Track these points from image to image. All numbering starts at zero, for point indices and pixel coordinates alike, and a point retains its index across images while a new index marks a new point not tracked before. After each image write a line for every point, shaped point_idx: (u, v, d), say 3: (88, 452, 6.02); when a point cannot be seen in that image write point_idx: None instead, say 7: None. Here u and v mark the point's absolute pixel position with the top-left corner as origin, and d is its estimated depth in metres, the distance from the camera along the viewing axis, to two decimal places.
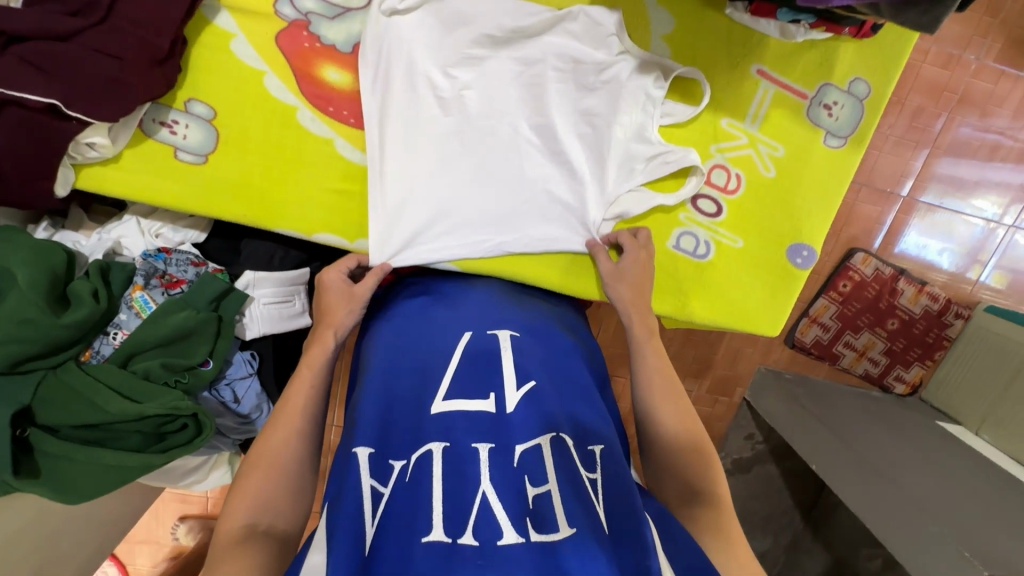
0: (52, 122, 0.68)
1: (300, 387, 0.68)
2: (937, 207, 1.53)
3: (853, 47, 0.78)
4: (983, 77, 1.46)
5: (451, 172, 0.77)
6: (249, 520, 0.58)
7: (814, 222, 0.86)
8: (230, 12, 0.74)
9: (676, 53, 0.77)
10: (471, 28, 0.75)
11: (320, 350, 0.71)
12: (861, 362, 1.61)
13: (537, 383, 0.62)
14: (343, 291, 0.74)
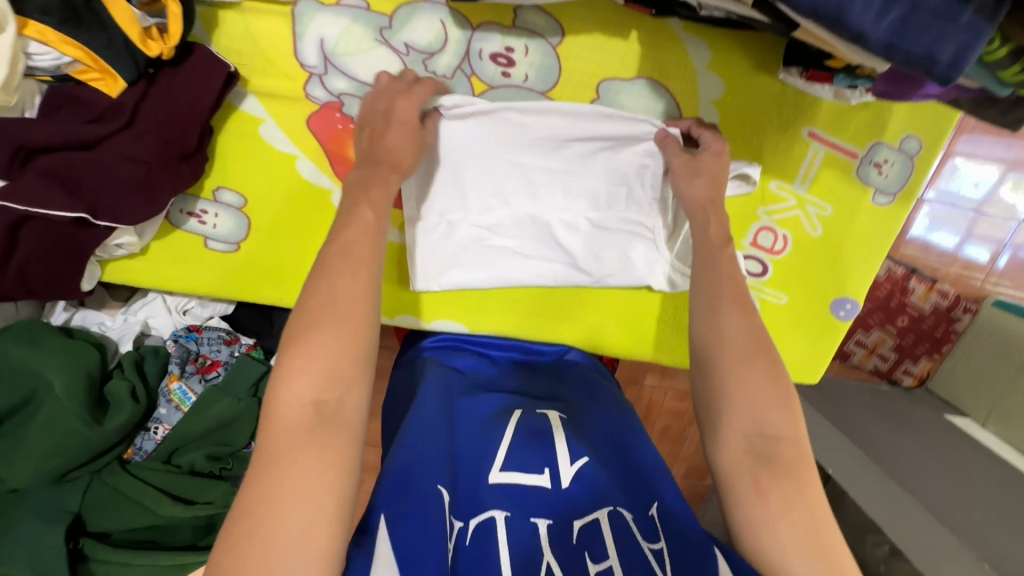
0: (78, 230, 0.64)
1: (356, 236, 0.55)
2: (953, 202, 1.50)
3: (906, 108, 0.75)
4: None
5: (492, 264, 0.79)
6: (313, 399, 0.48)
7: (858, 278, 0.85)
8: (257, 97, 0.68)
9: (726, 117, 0.74)
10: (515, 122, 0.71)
11: (383, 189, 0.59)
12: (870, 357, 1.63)
13: (589, 458, 0.67)
14: (409, 139, 0.63)
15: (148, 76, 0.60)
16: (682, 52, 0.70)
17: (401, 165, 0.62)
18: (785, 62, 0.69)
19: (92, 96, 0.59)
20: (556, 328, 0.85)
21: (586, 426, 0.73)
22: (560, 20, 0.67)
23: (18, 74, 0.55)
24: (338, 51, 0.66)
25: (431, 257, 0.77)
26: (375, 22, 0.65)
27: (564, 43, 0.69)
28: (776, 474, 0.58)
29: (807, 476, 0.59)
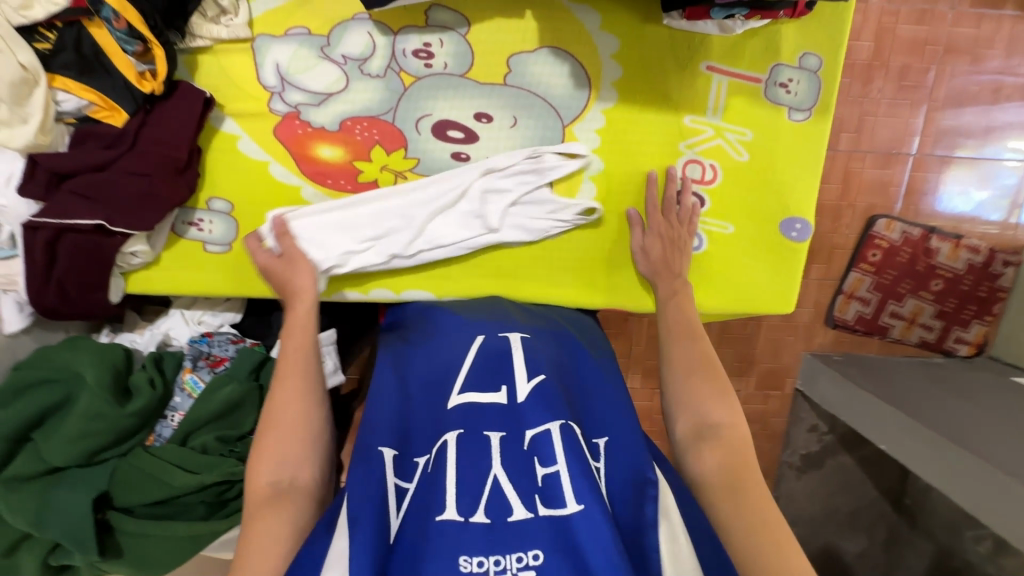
0: (100, 238, 0.79)
1: (292, 353, 0.75)
2: (952, 159, 1.40)
3: (793, 27, 0.82)
4: (963, 25, 1.33)
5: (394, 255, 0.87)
6: (271, 478, 0.68)
7: (800, 195, 0.89)
8: (233, 118, 0.84)
9: (627, 68, 0.84)
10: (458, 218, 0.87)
11: (298, 314, 0.79)
12: (913, 329, 1.50)
13: (546, 376, 0.71)
14: (282, 263, 0.81)
15: (146, 109, 0.77)
16: (573, 19, 0.82)
17: (305, 291, 0.80)
18: (664, 9, 0.78)
19: (104, 128, 0.76)
20: (518, 286, 0.92)
21: (549, 353, 0.77)
22: (463, 12, 0.81)
23: (47, 116, 0.72)
24: (292, 71, 0.82)
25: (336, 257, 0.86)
26: (316, 43, 0.81)
27: (472, 29, 0.82)
28: (713, 447, 0.73)
29: (742, 449, 0.73)
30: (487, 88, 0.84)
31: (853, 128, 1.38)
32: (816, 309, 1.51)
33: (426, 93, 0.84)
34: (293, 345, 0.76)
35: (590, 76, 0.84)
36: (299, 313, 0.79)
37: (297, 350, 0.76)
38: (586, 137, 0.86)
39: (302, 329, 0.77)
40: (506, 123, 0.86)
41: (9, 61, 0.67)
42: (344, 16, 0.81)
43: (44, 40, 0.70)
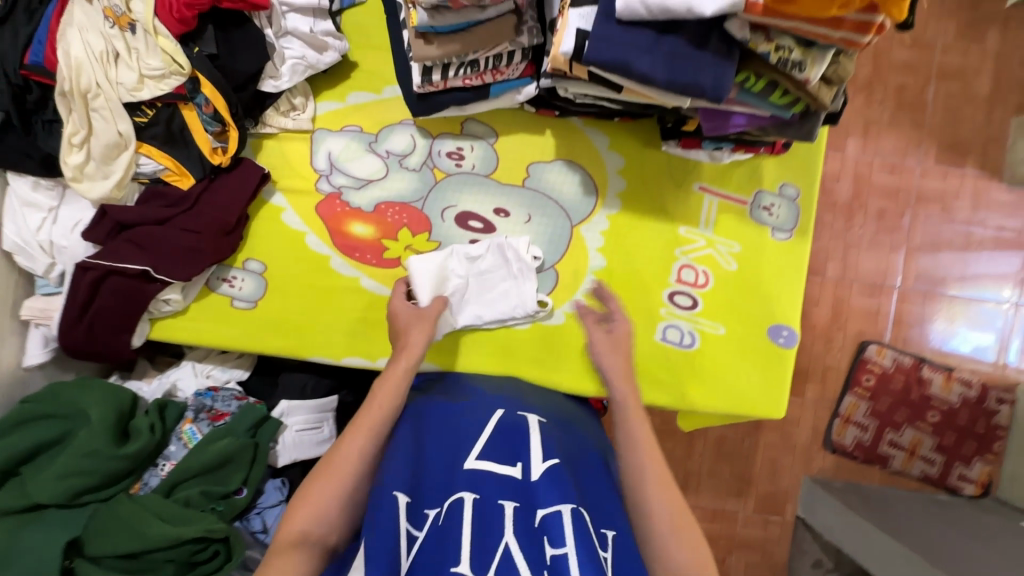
0: (141, 283, 0.86)
1: (371, 412, 0.73)
2: (935, 294, 1.50)
3: (774, 162, 0.96)
4: (931, 177, 1.50)
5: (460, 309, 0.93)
6: (303, 527, 0.64)
7: (787, 306, 0.96)
8: (282, 193, 0.95)
9: (630, 182, 0.96)
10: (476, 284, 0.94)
11: (394, 376, 0.77)
12: (913, 461, 1.49)
13: (558, 460, 0.73)
14: (411, 315, 0.84)
15: (211, 177, 0.89)
16: (586, 139, 0.96)
17: (410, 350, 0.80)
18: (663, 137, 0.92)
19: (169, 189, 0.87)
20: (524, 367, 0.96)
21: (560, 440, 0.79)
22: (492, 126, 0.96)
23: (125, 176, 0.84)
24: (341, 159, 0.96)
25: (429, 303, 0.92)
26: (366, 139, 0.96)
27: (498, 139, 0.96)
28: None
29: None
30: (507, 188, 0.97)
31: (838, 259, 1.50)
32: (813, 430, 1.51)
33: (454, 187, 0.96)
34: (380, 396, 0.75)
35: (597, 185, 0.97)
36: (397, 373, 0.77)
37: (377, 410, 0.74)
38: (592, 236, 0.97)
39: (393, 383, 0.76)
40: (522, 218, 0.97)
41: (111, 130, 0.80)
42: (392, 121, 0.96)
43: (143, 115, 0.82)
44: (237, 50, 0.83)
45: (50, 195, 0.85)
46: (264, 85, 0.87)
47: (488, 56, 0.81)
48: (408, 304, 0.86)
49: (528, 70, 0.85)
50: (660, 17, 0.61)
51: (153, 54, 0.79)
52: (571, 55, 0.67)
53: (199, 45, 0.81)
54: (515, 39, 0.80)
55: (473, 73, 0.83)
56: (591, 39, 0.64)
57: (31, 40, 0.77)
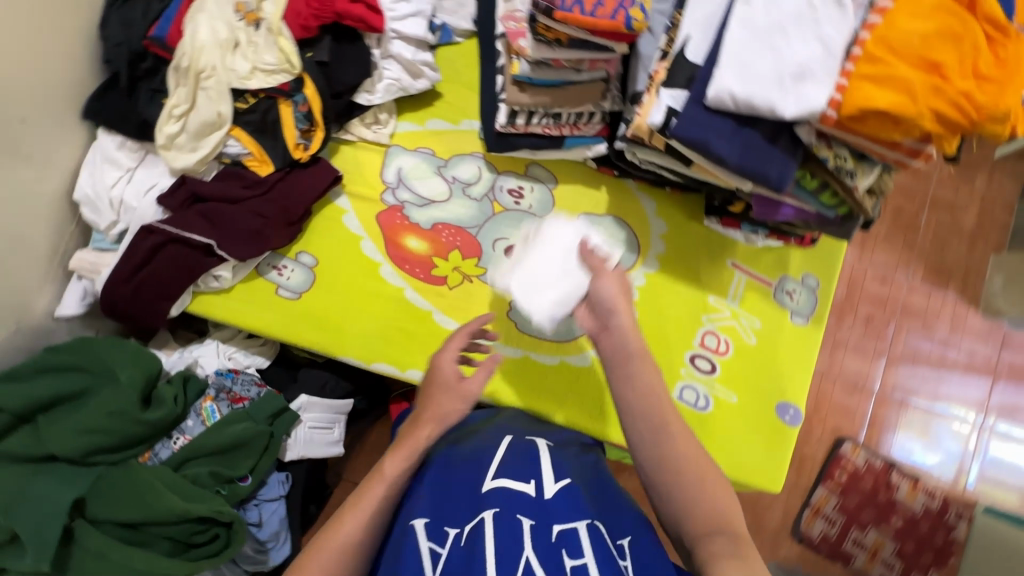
0: (200, 256, 0.89)
1: (374, 490, 0.68)
2: (909, 403, 1.59)
3: (800, 253, 1.06)
4: (916, 294, 1.63)
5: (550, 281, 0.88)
6: None
7: (795, 387, 1.03)
8: (348, 196, 1.00)
9: (669, 247, 1.04)
10: (527, 272, 0.91)
11: (406, 449, 0.71)
12: (874, 563, 1.52)
13: (570, 481, 0.74)
14: (454, 385, 0.74)
15: (289, 168, 0.93)
16: (637, 202, 1.05)
17: (439, 418, 0.72)
18: (708, 213, 1.03)
19: (247, 172, 0.90)
20: (544, 403, 0.98)
21: (572, 464, 0.80)
22: (555, 173, 1.04)
23: (211, 153, 0.88)
24: (409, 176, 1.01)
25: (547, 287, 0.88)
26: (436, 162, 1.02)
27: (558, 186, 1.04)
28: None
29: None
30: None
31: (827, 354, 1.60)
32: (784, 516, 1.55)
33: (510, 221, 1.03)
34: (389, 468, 0.70)
35: (640, 244, 1.04)
36: (411, 443, 0.71)
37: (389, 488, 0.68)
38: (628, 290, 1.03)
39: (405, 454, 0.71)
40: None
41: (211, 110, 0.84)
42: (463, 151, 1.03)
43: (244, 102, 0.87)
44: (345, 63, 0.89)
45: (132, 156, 0.89)
46: (358, 97, 0.94)
47: (572, 112, 0.90)
48: (454, 365, 0.75)
49: (603, 131, 0.93)
50: (743, 110, 0.70)
51: (271, 50, 0.85)
52: (659, 126, 0.76)
53: (312, 51, 0.88)
54: (598, 103, 0.89)
55: (553, 124, 0.91)
56: (680, 117, 0.73)
57: (159, 16, 0.83)
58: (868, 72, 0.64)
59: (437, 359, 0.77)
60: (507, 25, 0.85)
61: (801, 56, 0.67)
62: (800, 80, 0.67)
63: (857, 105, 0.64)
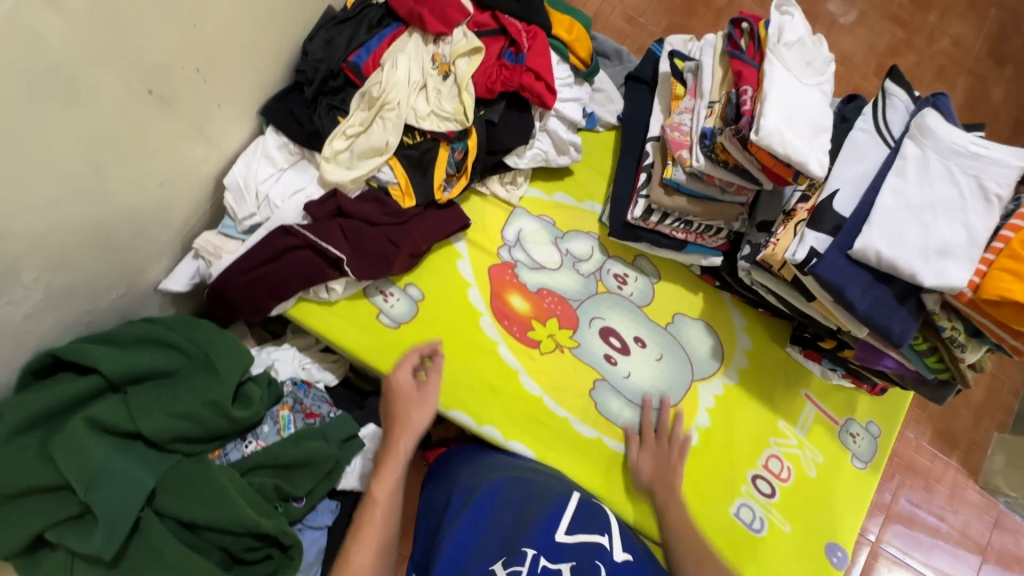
0: (325, 266, 0.90)
1: (375, 507, 0.80)
2: (900, 562, 1.52)
3: (867, 399, 1.11)
4: (923, 455, 1.59)
5: (802, 113, 0.79)
6: None
7: (845, 530, 1.04)
8: (467, 242, 1.04)
9: (751, 363, 1.08)
10: (797, 68, 0.82)
11: (389, 468, 0.84)
12: None
13: (635, 556, 0.67)
14: (411, 396, 0.89)
15: (426, 206, 0.97)
16: (728, 315, 1.10)
17: (410, 429, 0.86)
18: (792, 339, 1.07)
19: (389, 200, 0.94)
20: (608, 486, 0.97)
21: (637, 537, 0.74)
22: (659, 269, 1.10)
23: (364, 176, 0.91)
24: (526, 239, 1.06)
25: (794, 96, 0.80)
26: (554, 232, 1.07)
27: (660, 282, 1.09)
28: None
29: None
30: (651, 324, 1.07)
31: None
32: None
33: (610, 304, 1.07)
34: (382, 485, 0.82)
35: (724, 354, 1.08)
36: (394, 464, 0.84)
37: (386, 511, 0.80)
38: (706, 397, 1.05)
39: (392, 472, 0.83)
40: (654, 354, 1.06)
41: (381, 138, 0.89)
42: (580, 228, 1.08)
43: (411, 138, 0.93)
44: (511, 127, 0.95)
45: (287, 159, 0.92)
46: (508, 158, 1.00)
47: (703, 223, 0.96)
48: (408, 379, 0.90)
49: (724, 246, 1.00)
50: (884, 268, 0.77)
51: (452, 101, 0.91)
52: (798, 261, 0.82)
53: (486, 110, 0.94)
54: (730, 222, 0.96)
55: (682, 229, 0.98)
56: (821, 259, 0.80)
57: (361, 46, 0.90)
58: (1009, 266, 0.71)
59: (396, 377, 0.90)
60: (671, 133, 0.92)
61: (946, 236, 0.75)
62: (943, 256, 0.75)
63: (996, 292, 0.71)
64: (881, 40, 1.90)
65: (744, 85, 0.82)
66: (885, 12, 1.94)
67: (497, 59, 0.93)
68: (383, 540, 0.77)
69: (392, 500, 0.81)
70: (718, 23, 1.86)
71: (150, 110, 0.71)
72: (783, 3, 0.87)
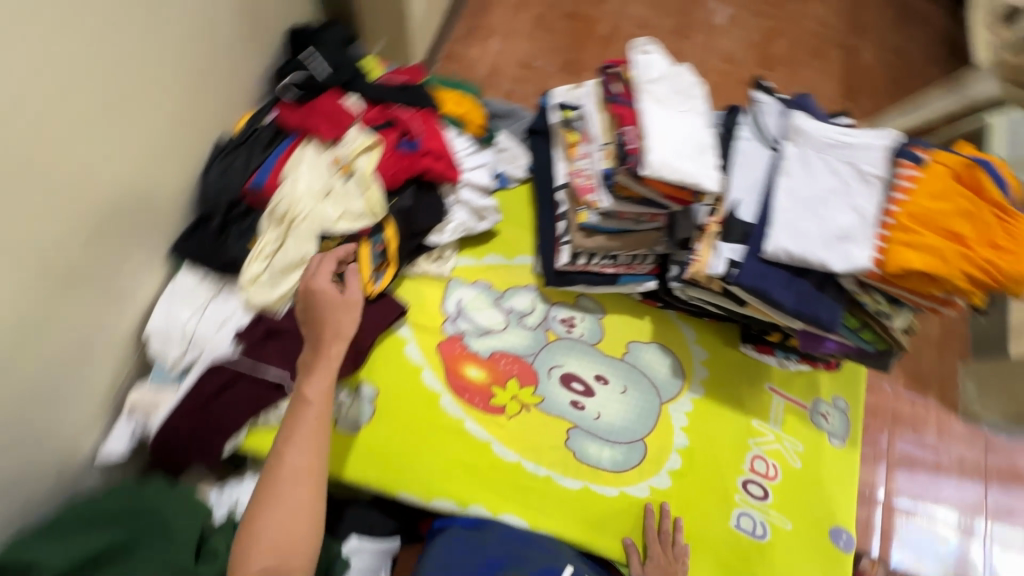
0: (268, 391, 0.88)
1: (316, 396, 0.78)
2: (914, 513, 1.52)
3: (828, 377, 1.15)
4: (903, 403, 1.63)
5: (682, 143, 0.85)
6: (268, 542, 0.69)
7: (843, 511, 1.06)
8: (411, 326, 1.03)
9: (711, 372, 1.11)
10: (667, 102, 0.88)
11: (326, 363, 0.81)
12: None
13: None
14: (336, 300, 0.84)
15: (360, 304, 0.97)
16: (678, 330, 1.13)
17: (340, 335, 0.83)
18: (743, 339, 1.11)
19: None
20: (605, 534, 0.97)
21: None
22: (602, 303, 1.12)
23: (289, 291, 0.90)
24: (467, 307, 1.07)
25: (672, 129, 0.85)
26: (493, 294, 1.08)
27: (606, 315, 1.11)
28: None
29: None
30: (608, 359, 1.08)
31: None
32: None
33: (563, 350, 1.07)
34: (313, 401, 0.78)
35: (684, 370, 1.10)
36: (330, 362, 0.81)
37: (323, 388, 0.79)
38: (678, 416, 1.07)
39: (322, 382, 0.79)
40: (618, 388, 1.07)
41: (298, 252, 0.89)
42: (517, 284, 1.10)
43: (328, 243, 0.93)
44: (424, 208, 0.97)
45: (208, 291, 0.90)
46: (429, 237, 1.02)
47: (628, 255, 1.00)
48: (330, 285, 0.84)
49: (654, 270, 1.03)
50: (796, 263, 0.81)
51: (359, 198, 0.91)
52: (720, 274, 0.86)
53: (397, 198, 0.96)
54: (652, 247, 0.98)
55: (610, 263, 1.01)
56: (740, 268, 0.84)
57: (259, 167, 0.91)
58: (901, 237, 0.77)
59: (311, 284, 0.84)
60: (575, 179, 0.95)
61: (842, 223, 0.80)
62: (844, 241, 0.79)
63: (898, 264, 0.76)
64: (755, 37, 2.08)
65: (626, 126, 0.87)
66: (751, 10, 2.13)
67: (393, 150, 0.95)
68: (319, 446, 0.76)
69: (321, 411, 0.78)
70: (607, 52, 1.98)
71: (50, 292, 0.69)
72: (641, 44, 0.93)
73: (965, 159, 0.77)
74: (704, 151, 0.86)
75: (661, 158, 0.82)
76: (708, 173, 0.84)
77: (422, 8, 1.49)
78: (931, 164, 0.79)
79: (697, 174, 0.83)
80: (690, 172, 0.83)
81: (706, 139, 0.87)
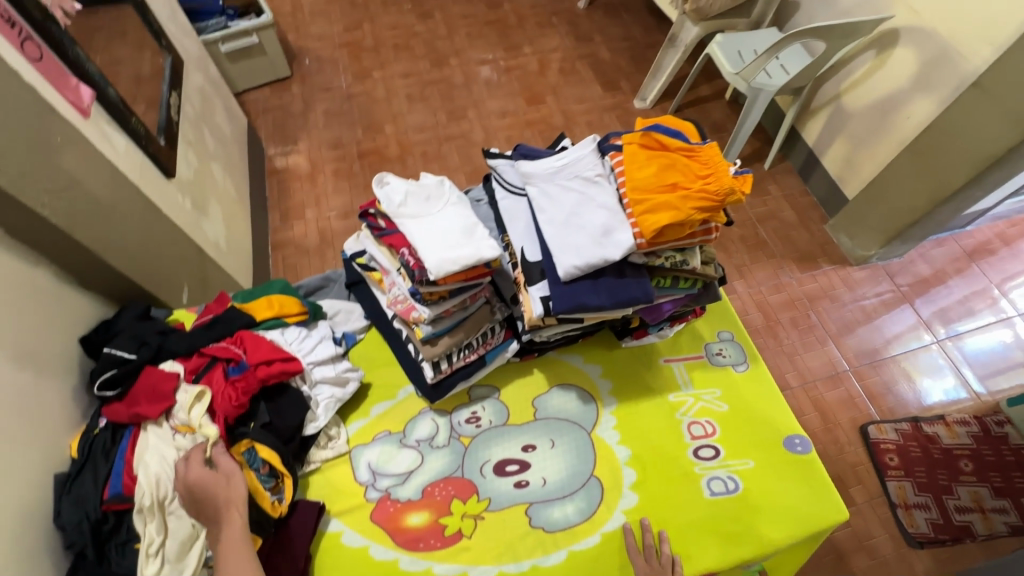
0: None
1: (232, 557, 0.82)
2: (882, 361, 1.72)
3: (704, 321, 1.27)
4: (807, 282, 1.85)
5: (449, 234, 0.95)
6: None
7: (785, 421, 1.14)
8: (338, 517, 1.02)
9: (614, 379, 1.18)
10: (423, 212, 1.00)
11: (232, 526, 0.84)
12: (990, 518, 1.48)
13: None
14: (213, 477, 0.86)
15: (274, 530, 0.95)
16: (567, 363, 1.20)
17: (233, 502, 0.86)
18: (620, 335, 1.16)
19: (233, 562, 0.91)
20: None
21: None
22: (492, 383, 1.18)
23: (196, 565, 0.87)
24: (379, 464, 1.08)
25: (436, 230, 0.96)
26: (396, 437, 1.11)
27: (502, 391, 1.17)
28: None
29: None
30: (524, 426, 1.13)
31: (791, 367, 1.70)
32: (888, 533, 1.47)
33: (483, 444, 1.11)
34: (231, 560, 0.81)
35: (591, 392, 1.17)
36: (236, 525, 0.84)
37: (237, 554, 0.82)
38: (609, 434, 1.12)
39: (238, 549, 0.82)
40: (547, 445, 1.10)
41: (183, 524, 0.88)
42: (412, 415, 1.14)
43: None
44: (285, 410, 1.00)
45: None
46: (307, 429, 1.04)
47: (479, 337, 1.06)
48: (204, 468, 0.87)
49: (507, 334, 1.11)
50: (589, 270, 0.91)
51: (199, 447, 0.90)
52: (543, 313, 0.95)
53: (255, 419, 0.99)
54: (492, 318, 1.06)
55: (470, 352, 1.07)
56: (553, 300, 0.93)
57: (108, 475, 0.90)
58: (640, 209, 0.90)
59: (186, 477, 0.85)
60: (397, 306, 1.03)
61: (601, 222, 0.92)
62: (609, 234, 0.91)
63: (652, 227, 0.87)
64: (516, 86, 2.38)
65: (402, 249, 0.97)
66: (501, 68, 2.44)
67: (226, 381, 0.98)
68: None
69: (249, 567, 0.81)
70: (411, 163, 2.18)
71: None
72: (380, 178, 1.05)
73: (640, 133, 0.96)
74: (472, 229, 0.97)
75: (436, 257, 0.91)
76: (482, 243, 0.94)
77: (224, 230, 1.58)
78: (627, 148, 0.96)
79: (473, 249, 0.93)
80: (467, 252, 0.92)
81: (469, 219, 0.99)
